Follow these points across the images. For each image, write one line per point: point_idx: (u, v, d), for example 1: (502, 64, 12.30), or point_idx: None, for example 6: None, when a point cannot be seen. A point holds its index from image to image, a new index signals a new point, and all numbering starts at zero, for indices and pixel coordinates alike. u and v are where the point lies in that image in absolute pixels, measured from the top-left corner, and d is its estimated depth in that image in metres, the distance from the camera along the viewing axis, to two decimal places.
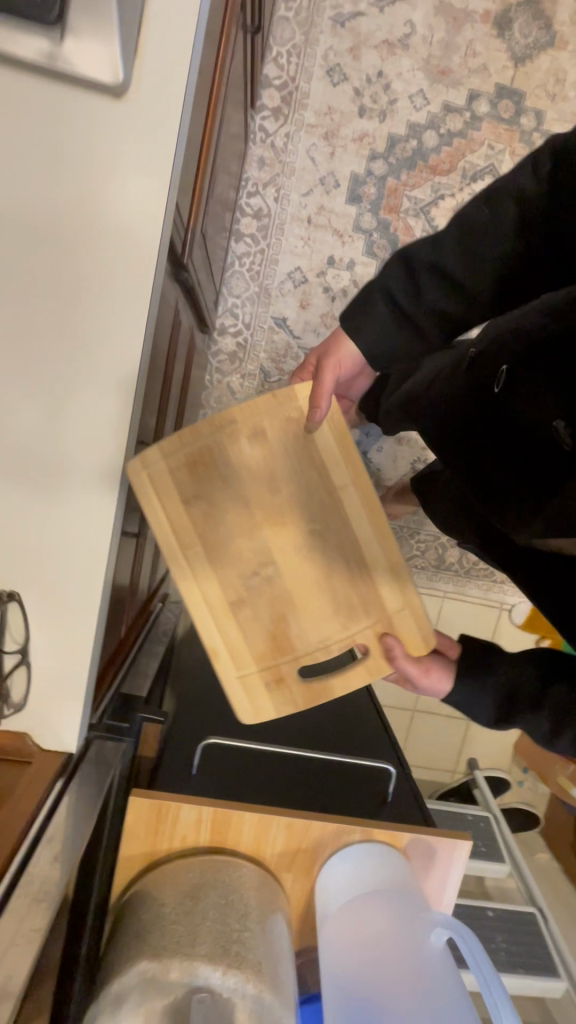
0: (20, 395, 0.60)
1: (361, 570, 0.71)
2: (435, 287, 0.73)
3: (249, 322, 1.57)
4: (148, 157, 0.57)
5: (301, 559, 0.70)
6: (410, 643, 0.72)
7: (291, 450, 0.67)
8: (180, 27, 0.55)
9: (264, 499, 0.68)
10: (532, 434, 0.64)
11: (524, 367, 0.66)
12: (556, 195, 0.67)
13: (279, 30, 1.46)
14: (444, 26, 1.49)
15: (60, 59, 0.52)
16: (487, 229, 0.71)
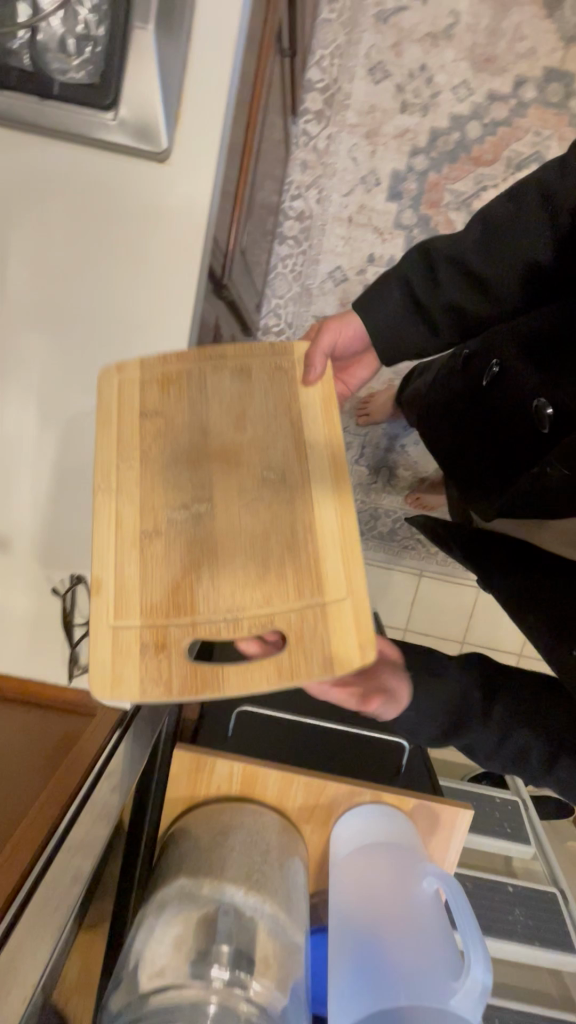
0: (83, 413, 0.72)
1: (304, 546, 0.60)
2: (453, 280, 0.75)
3: (291, 321, 1.65)
4: (187, 210, 0.66)
5: (240, 513, 0.62)
6: (336, 641, 0.57)
7: (271, 398, 0.65)
8: (215, 95, 0.64)
9: (224, 436, 0.64)
10: (517, 412, 0.78)
11: (513, 358, 0.81)
12: None
13: (323, 33, 1.49)
14: (490, 12, 1.47)
15: (114, 132, 0.62)
16: (519, 226, 0.71)
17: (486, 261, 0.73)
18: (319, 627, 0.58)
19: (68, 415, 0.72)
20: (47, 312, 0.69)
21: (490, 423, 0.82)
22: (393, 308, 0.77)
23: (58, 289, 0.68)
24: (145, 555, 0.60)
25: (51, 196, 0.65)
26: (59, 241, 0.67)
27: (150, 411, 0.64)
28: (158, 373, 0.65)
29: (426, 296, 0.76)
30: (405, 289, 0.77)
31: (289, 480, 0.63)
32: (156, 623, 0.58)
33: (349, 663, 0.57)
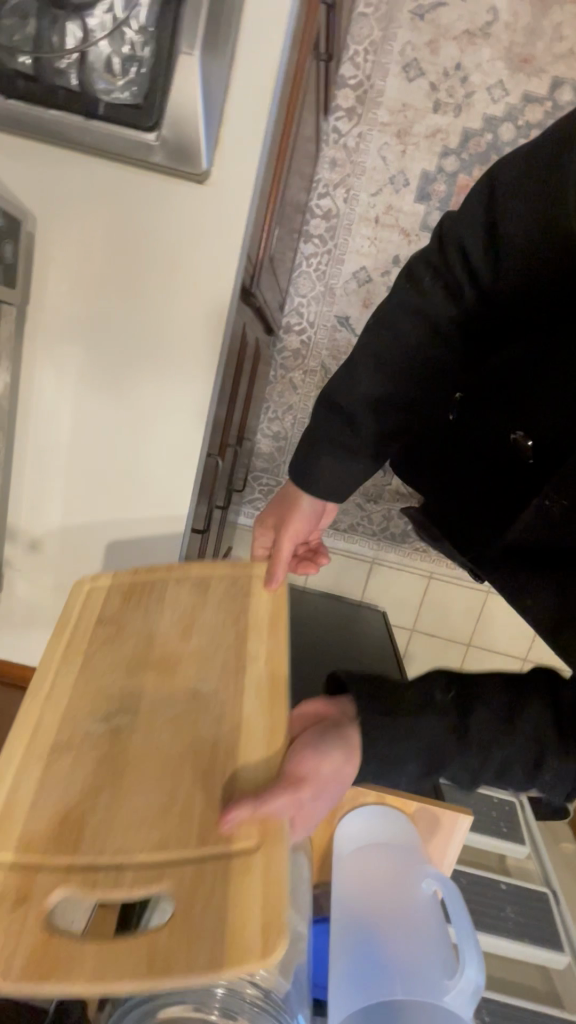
0: (115, 421, 0.75)
1: (225, 773, 0.48)
2: (364, 406, 0.70)
3: (313, 320, 1.65)
4: (224, 230, 0.68)
5: (165, 727, 0.52)
6: (240, 917, 0.38)
7: (222, 611, 0.63)
8: (254, 117, 0.64)
9: (169, 645, 0.59)
10: (497, 457, 0.68)
11: (478, 398, 0.71)
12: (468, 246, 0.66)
13: (358, 27, 1.46)
14: (530, 10, 1.44)
15: (157, 154, 0.64)
16: (408, 330, 0.68)
17: (388, 373, 0.70)
18: (222, 896, 0.40)
19: (100, 425, 0.75)
20: (84, 326, 0.72)
21: (466, 476, 0.72)
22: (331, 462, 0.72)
23: (95, 303, 0.71)
24: (50, 765, 0.49)
25: (91, 212, 0.67)
26: (99, 257, 0.69)
27: (106, 617, 0.62)
28: (123, 586, 0.65)
29: (350, 430, 0.71)
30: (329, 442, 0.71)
31: (223, 702, 0.54)
32: (27, 864, 0.42)
33: (248, 961, 0.35)
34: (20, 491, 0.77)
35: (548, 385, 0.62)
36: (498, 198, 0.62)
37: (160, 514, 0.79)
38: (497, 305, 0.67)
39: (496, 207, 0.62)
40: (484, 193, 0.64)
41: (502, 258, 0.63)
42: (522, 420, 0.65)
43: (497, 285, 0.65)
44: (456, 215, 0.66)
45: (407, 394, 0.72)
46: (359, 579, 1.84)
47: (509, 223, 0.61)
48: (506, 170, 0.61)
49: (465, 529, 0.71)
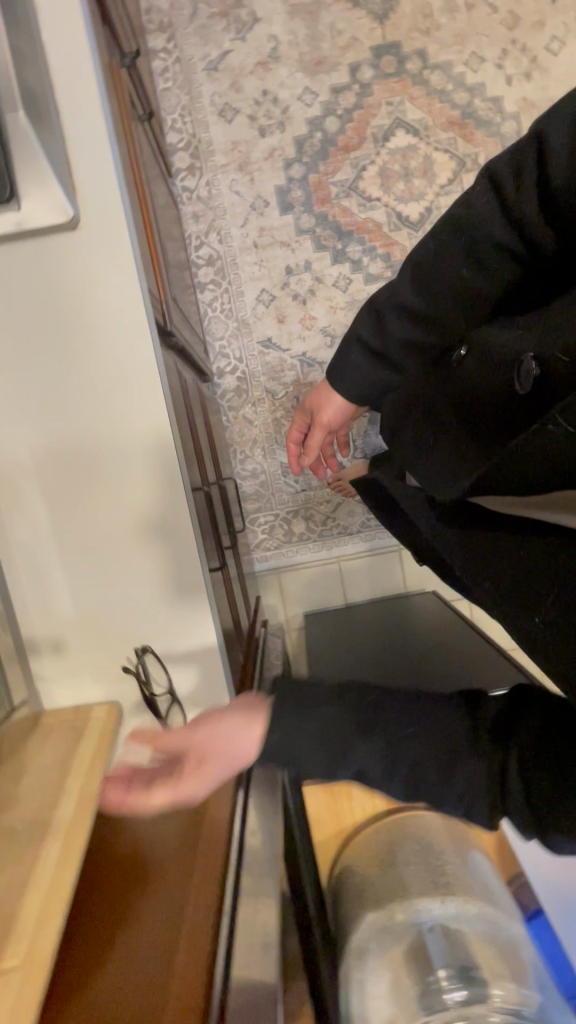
0: (84, 483, 0.72)
1: (48, 826, 0.56)
2: (393, 308, 0.72)
3: (240, 356, 1.69)
4: (114, 259, 0.68)
5: (25, 793, 0.60)
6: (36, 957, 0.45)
7: (64, 742, 0.68)
8: (102, 155, 0.68)
9: (35, 771, 0.63)
10: (489, 381, 0.54)
11: (492, 330, 0.58)
12: (530, 192, 0.59)
13: (166, 100, 1.59)
14: (304, 24, 1.59)
15: (24, 221, 0.65)
16: (448, 241, 0.66)
17: (421, 283, 0.69)
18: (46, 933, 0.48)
19: (71, 496, 0.72)
20: (23, 415, 0.70)
21: (451, 384, 0.59)
22: (362, 371, 0.78)
23: (26, 387, 0.69)
24: None
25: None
26: (12, 341, 0.69)
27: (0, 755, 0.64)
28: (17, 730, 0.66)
29: (376, 336, 0.75)
30: (363, 348, 0.77)
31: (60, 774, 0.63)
32: None
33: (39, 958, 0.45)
34: (24, 603, 0.72)
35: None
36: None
37: (171, 567, 0.74)
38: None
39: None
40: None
41: (553, 204, 0.57)
42: (528, 339, 0.51)
43: (571, 204, 0.55)
44: (552, 114, 0.57)
45: (404, 300, 0.70)
46: (395, 573, 1.78)
47: (547, 189, 0.57)
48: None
49: (442, 466, 0.55)
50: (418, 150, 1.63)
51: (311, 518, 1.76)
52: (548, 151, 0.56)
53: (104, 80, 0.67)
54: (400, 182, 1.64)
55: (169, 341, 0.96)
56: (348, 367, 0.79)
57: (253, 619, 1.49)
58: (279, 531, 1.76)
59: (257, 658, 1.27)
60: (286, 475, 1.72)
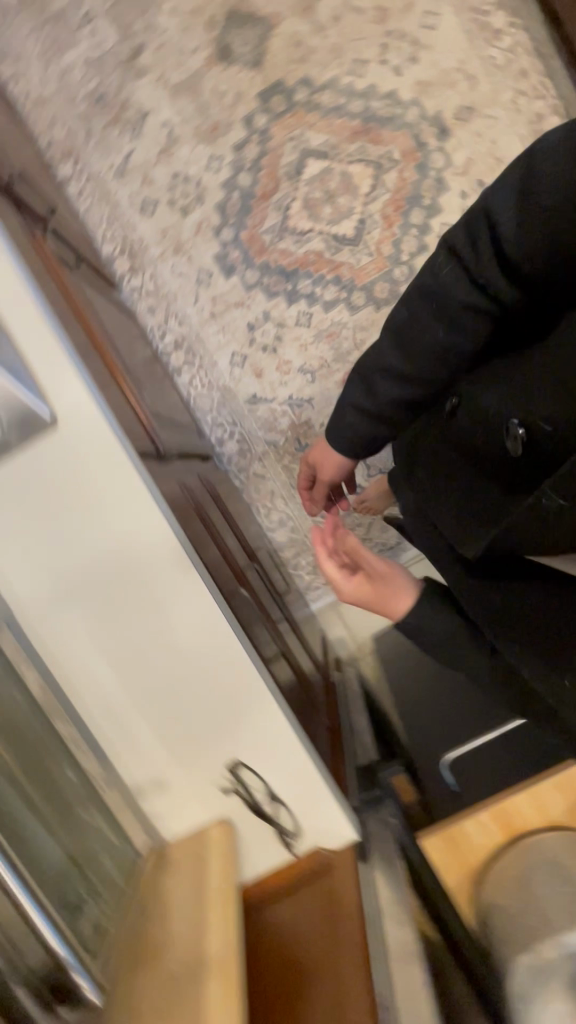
0: (135, 634, 0.78)
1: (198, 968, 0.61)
2: (380, 370, 0.87)
3: (233, 420, 1.75)
4: (94, 435, 0.74)
5: (171, 939, 0.66)
6: None
7: (190, 877, 0.73)
8: (53, 350, 0.74)
9: (174, 913, 0.69)
10: (489, 435, 0.70)
11: (476, 387, 0.74)
12: (488, 261, 0.73)
13: (91, 217, 1.68)
14: (189, 99, 1.64)
15: (9, 436, 0.72)
16: (422, 306, 0.80)
17: (404, 346, 0.83)
18: None
19: (129, 650, 0.78)
20: (69, 599, 0.77)
21: (458, 433, 0.77)
22: (361, 428, 0.95)
23: (64, 577, 0.76)
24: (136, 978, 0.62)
25: (12, 515, 0.75)
26: (38, 542, 0.76)
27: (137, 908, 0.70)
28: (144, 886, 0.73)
29: (366, 397, 0.91)
30: (356, 409, 0.94)
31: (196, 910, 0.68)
32: None
33: None
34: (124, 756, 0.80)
35: (550, 391, 0.62)
36: (527, 181, 0.65)
37: (240, 687, 0.79)
38: (537, 286, 0.70)
39: (523, 192, 0.66)
40: (521, 174, 0.66)
41: (511, 267, 0.71)
42: (513, 403, 0.66)
43: (529, 272, 0.69)
44: (495, 196, 0.70)
45: (388, 362, 0.86)
46: None
47: (503, 256, 0.71)
48: (543, 147, 0.64)
49: (464, 515, 0.73)
50: (333, 170, 1.65)
51: None
52: (498, 228, 0.70)
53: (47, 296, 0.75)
54: (326, 206, 1.66)
55: (168, 472, 1.02)
56: (348, 426, 0.96)
57: (325, 661, 1.54)
58: None
59: (341, 695, 1.34)
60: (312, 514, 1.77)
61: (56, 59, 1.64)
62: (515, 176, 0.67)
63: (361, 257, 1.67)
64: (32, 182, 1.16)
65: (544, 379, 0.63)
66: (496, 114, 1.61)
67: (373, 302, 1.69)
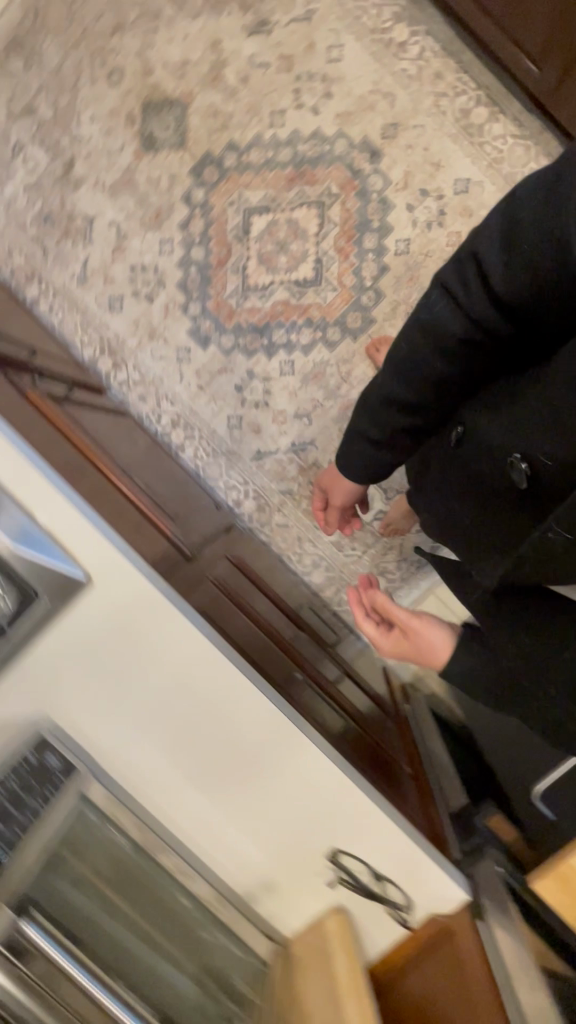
0: (210, 750, 0.82)
1: None
2: (382, 402, 0.84)
3: (244, 480, 1.79)
4: (127, 580, 0.77)
5: None
6: None
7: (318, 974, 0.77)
8: (65, 508, 0.76)
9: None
10: (499, 475, 0.74)
11: (482, 423, 0.77)
12: (482, 297, 0.67)
13: (67, 328, 1.76)
14: (127, 194, 1.70)
15: (48, 604, 0.75)
16: (417, 340, 0.74)
17: (404, 379, 0.79)
18: None
19: (208, 766, 0.82)
20: (141, 732, 0.81)
21: (472, 467, 0.79)
22: (371, 462, 0.94)
23: (132, 715, 0.80)
24: None
25: (70, 673, 0.78)
26: (100, 692, 0.79)
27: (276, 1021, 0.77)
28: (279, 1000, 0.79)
29: (371, 427, 0.89)
30: (365, 440, 0.91)
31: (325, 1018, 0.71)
32: None
33: None
34: (222, 857, 0.84)
35: (549, 428, 0.66)
36: (513, 217, 0.61)
37: (319, 777, 0.82)
38: (536, 322, 0.66)
39: (510, 227, 0.61)
40: (507, 215, 0.62)
41: (504, 306, 0.66)
42: (520, 444, 0.70)
43: (525, 315, 0.65)
44: (483, 233, 0.65)
45: (388, 391, 0.82)
46: None
47: (495, 295, 0.66)
48: (525, 191, 0.60)
49: (485, 540, 0.78)
50: (278, 221, 1.68)
51: (386, 569, 1.80)
52: (487, 265, 0.65)
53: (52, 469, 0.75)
54: (281, 256, 1.69)
55: (194, 575, 1.07)
56: (358, 459, 0.94)
57: (391, 692, 1.55)
58: None
59: (417, 733, 1.35)
60: (342, 549, 1.79)
61: (1, 196, 1.74)
62: (502, 211, 0.63)
63: (327, 295, 1.69)
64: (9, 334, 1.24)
65: (543, 419, 0.67)
66: (422, 122, 1.61)
67: (349, 334, 1.71)
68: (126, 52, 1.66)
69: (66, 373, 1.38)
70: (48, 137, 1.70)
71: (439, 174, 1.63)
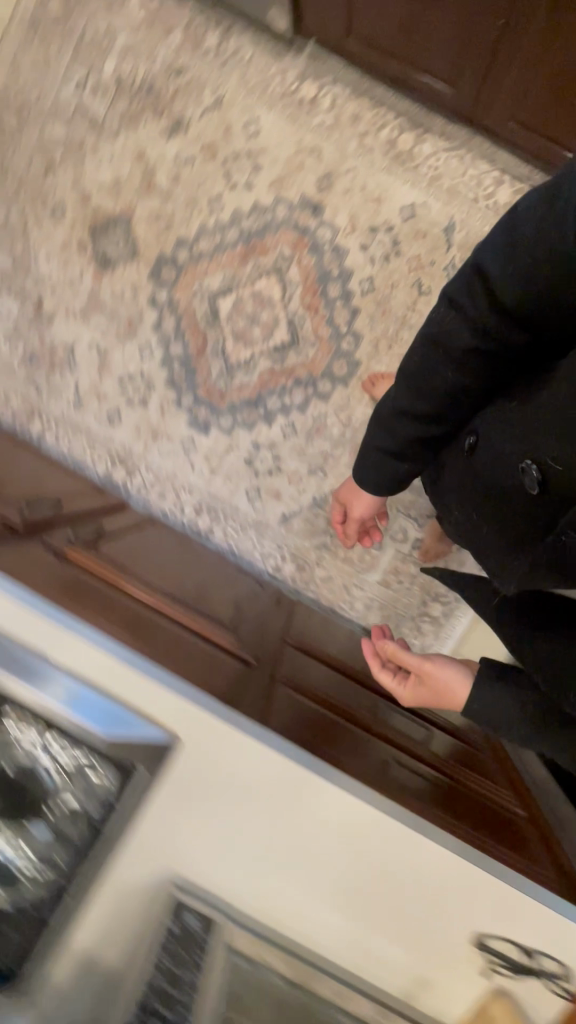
0: (328, 855, 0.88)
1: None
2: (395, 413, 1.00)
3: (277, 546, 1.82)
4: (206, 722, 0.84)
5: None
6: None
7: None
8: (134, 674, 0.83)
9: None
10: (506, 478, 0.90)
11: (491, 430, 0.93)
12: (488, 309, 0.83)
13: (75, 451, 1.84)
14: (97, 314, 1.78)
15: (147, 769, 0.83)
16: (431, 349, 0.90)
17: (415, 386, 0.95)
18: None
19: (331, 869, 0.89)
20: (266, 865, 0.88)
21: (484, 474, 0.95)
22: (390, 475, 1.09)
23: (253, 844, 0.88)
24: None
25: (189, 821, 0.87)
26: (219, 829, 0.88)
27: None
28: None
29: (387, 436, 1.04)
30: (380, 450, 1.06)
31: None
32: None
33: None
34: (377, 950, 0.92)
35: (554, 431, 0.80)
36: (514, 236, 0.77)
37: (433, 860, 0.86)
38: (539, 328, 0.83)
39: (511, 245, 0.77)
40: (505, 232, 0.78)
41: (505, 312, 0.82)
42: (535, 447, 0.83)
43: (528, 315, 0.81)
44: (486, 253, 0.81)
45: (402, 401, 0.98)
46: None
47: (495, 312, 0.83)
48: (524, 205, 0.76)
49: (493, 538, 0.94)
50: (243, 297, 1.72)
51: (437, 594, 1.80)
52: (490, 279, 0.81)
53: (109, 631, 0.84)
54: (254, 329, 1.74)
55: (267, 685, 1.09)
56: (379, 467, 1.08)
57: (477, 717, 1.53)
58: (426, 624, 1.81)
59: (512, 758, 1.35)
60: (389, 585, 1.80)
61: None
62: (501, 232, 0.79)
63: (308, 351, 1.73)
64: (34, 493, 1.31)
65: (545, 425, 0.82)
66: (353, 165, 1.64)
67: (338, 381, 1.73)
68: (61, 187, 1.74)
69: (90, 512, 1.44)
70: (13, 284, 1.79)
71: (383, 208, 1.65)
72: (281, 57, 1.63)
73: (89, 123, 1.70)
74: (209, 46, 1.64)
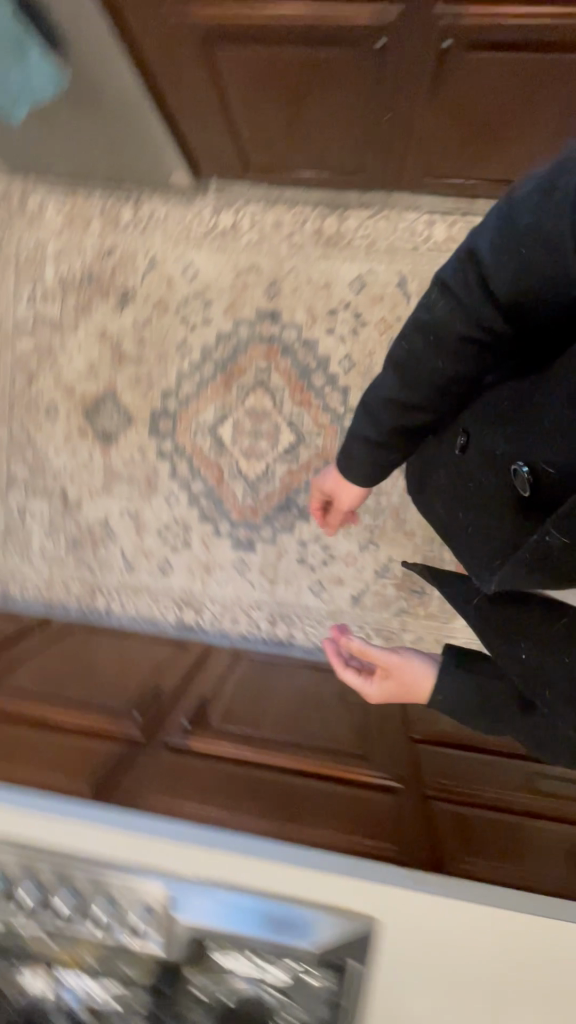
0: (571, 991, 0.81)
1: None
2: (379, 404, 0.93)
3: (357, 626, 1.84)
4: (384, 901, 0.83)
5: None
6: None
7: None
8: (300, 874, 0.85)
9: None
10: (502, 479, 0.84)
11: (483, 434, 0.89)
12: (481, 296, 0.75)
13: (144, 610, 1.93)
14: (117, 483, 1.88)
15: (358, 979, 0.84)
16: (417, 337, 0.83)
17: (398, 384, 0.88)
18: None
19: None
20: (517, 1000, 0.82)
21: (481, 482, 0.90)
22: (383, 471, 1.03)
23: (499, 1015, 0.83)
24: None
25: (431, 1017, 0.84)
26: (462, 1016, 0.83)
27: None
28: None
29: (369, 430, 0.97)
30: (360, 440, 1.00)
31: None
32: None
33: None
34: None
35: (551, 431, 0.75)
36: (512, 225, 0.69)
37: None
38: (534, 330, 0.76)
39: (507, 234, 0.70)
40: (502, 215, 0.71)
41: (499, 310, 0.75)
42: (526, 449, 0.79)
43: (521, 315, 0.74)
44: (483, 233, 0.73)
45: (382, 394, 0.91)
46: None
47: (491, 306, 0.75)
48: (524, 192, 0.69)
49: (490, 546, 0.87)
50: (239, 418, 1.79)
51: None
52: (486, 269, 0.73)
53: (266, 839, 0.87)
54: (260, 441, 1.80)
55: (422, 807, 1.08)
56: (362, 465, 1.03)
57: None
58: None
59: None
60: None
61: (32, 550, 1.96)
62: (499, 219, 0.71)
63: (316, 442, 1.77)
64: (136, 689, 1.39)
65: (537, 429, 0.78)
66: (292, 264, 1.71)
67: None
68: (47, 388, 1.87)
69: (187, 683, 1.50)
70: (37, 486, 1.92)
71: (334, 289, 1.70)
72: (192, 200, 1.73)
73: (51, 327, 1.83)
74: (127, 220, 1.76)
